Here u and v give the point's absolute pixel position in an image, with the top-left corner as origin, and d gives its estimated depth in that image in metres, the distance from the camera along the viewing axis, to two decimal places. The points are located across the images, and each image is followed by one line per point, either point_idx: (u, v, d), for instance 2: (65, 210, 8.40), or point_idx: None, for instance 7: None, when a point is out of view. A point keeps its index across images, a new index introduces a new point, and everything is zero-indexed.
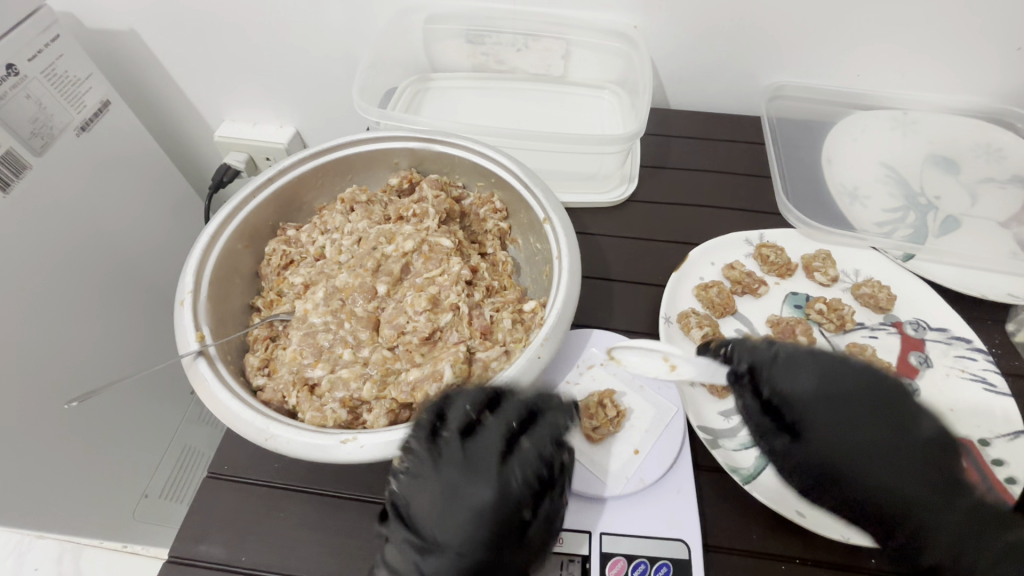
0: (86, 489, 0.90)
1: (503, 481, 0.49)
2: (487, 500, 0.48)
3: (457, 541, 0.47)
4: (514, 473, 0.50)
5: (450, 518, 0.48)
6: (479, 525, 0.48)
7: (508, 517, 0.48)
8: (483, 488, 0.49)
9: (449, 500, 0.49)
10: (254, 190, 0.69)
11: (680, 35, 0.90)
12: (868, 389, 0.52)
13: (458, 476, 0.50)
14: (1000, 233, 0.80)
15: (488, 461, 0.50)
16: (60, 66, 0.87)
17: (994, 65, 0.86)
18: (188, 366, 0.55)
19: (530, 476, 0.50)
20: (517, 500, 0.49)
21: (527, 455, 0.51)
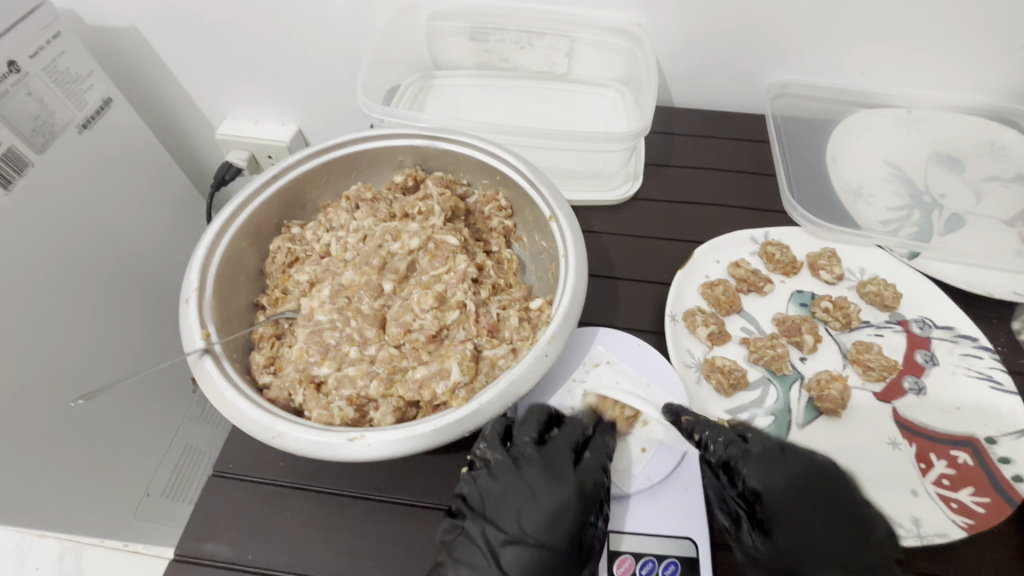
0: (88, 488, 0.90)
1: (582, 480, 0.55)
2: (565, 498, 0.53)
3: (538, 536, 0.52)
4: (588, 475, 0.55)
5: (529, 515, 0.53)
6: (561, 521, 0.52)
7: (585, 515, 0.53)
8: (561, 486, 0.54)
9: (527, 499, 0.54)
10: (259, 187, 0.68)
11: (685, 34, 0.90)
12: (829, 479, 0.54)
13: (537, 476, 0.55)
14: (1005, 232, 0.80)
15: (563, 465, 0.56)
16: (62, 62, 0.86)
17: (999, 63, 0.86)
18: (194, 364, 0.55)
19: (602, 478, 0.55)
20: (592, 500, 0.54)
21: (596, 460, 0.57)
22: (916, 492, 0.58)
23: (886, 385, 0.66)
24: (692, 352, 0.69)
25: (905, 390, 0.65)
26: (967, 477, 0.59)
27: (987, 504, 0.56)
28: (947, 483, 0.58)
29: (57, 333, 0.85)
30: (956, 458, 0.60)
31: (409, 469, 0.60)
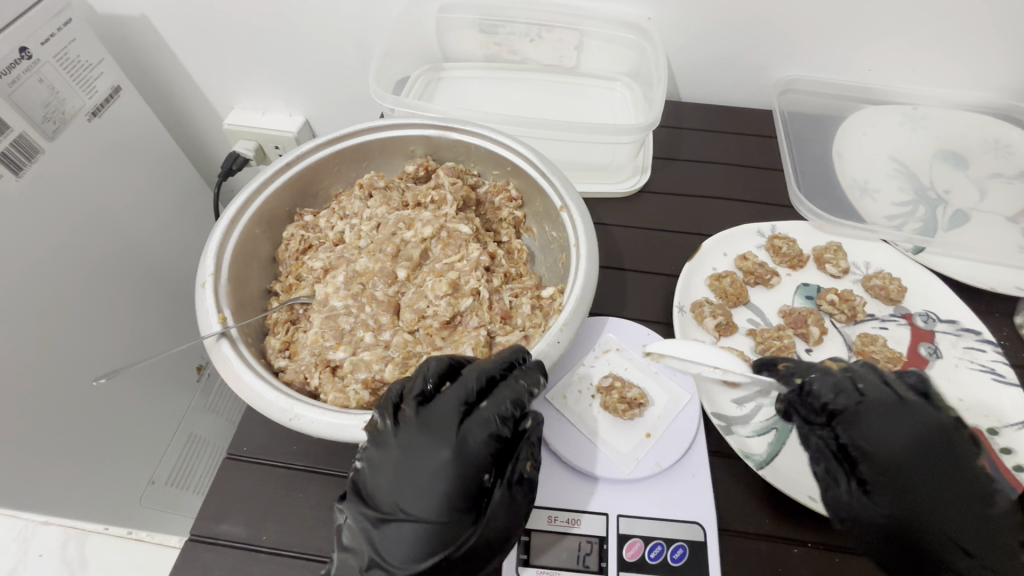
0: (96, 473, 0.91)
1: (458, 440, 0.49)
2: (442, 462, 0.48)
3: (414, 512, 0.46)
4: (471, 432, 0.50)
5: (406, 487, 0.47)
6: (437, 489, 0.47)
7: (468, 478, 0.48)
8: (436, 449, 0.48)
9: (404, 469, 0.48)
10: (273, 174, 0.69)
11: (693, 29, 0.91)
12: (932, 446, 0.51)
13: (414, 439, 0.49)
14: (1008, 228, 0.81)
15: (445, 423, 0.50)
16: (72, 50, 0.86)
17: (1004, 60, 0.87)
18: (211, 347, 0.56)
19: (490, 432, 0.50)
20: (474, 461, 0.48)
21: (484, 414, 0.50)
22: None
23: None
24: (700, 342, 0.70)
25: None
26: None
27: None
28: None
29: (64, 318, 0.85)
30: None
31: None
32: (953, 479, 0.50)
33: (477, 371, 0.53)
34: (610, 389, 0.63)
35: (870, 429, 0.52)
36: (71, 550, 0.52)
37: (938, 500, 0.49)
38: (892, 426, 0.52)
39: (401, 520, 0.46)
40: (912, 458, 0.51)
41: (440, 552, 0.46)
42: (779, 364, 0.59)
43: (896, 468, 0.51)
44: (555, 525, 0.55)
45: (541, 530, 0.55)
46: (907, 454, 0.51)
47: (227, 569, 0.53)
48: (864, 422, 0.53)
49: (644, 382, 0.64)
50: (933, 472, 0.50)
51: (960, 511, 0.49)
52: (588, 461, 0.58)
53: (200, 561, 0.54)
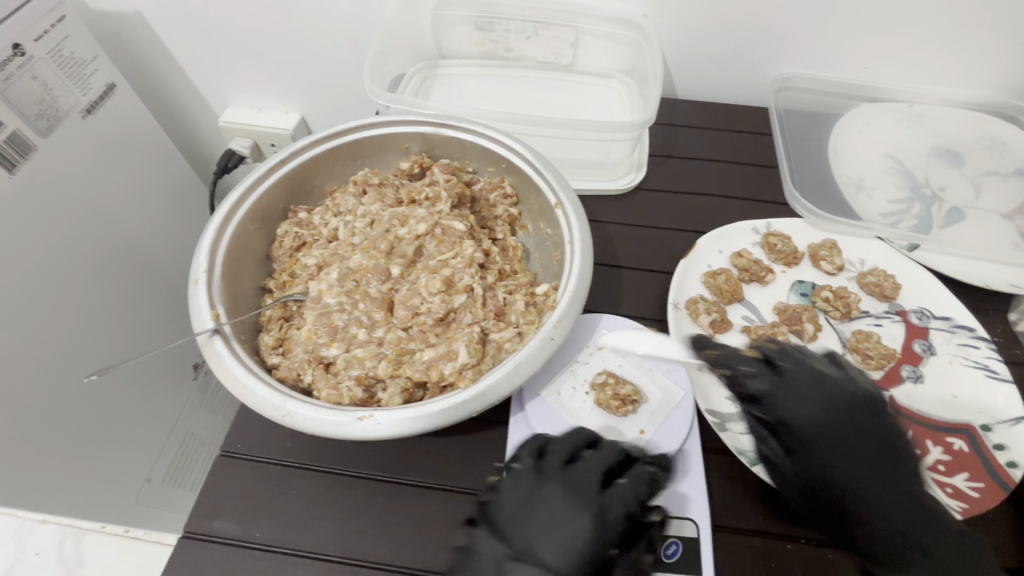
0: (92, 470, 0.91)
1: (603, 508, 0.51)
2: (586, 525, 0.49)
3: (549, 562, 0.47)
4: (615, 502, 0.51)
5: (544, 539, 0.48)
6: (576, 548, 0.48)
7: (604, 549, 0.49)
8: (584, 512, 0.50)
9: (550, 522, 0.49)
10: (266, 171, 0.69)
11: (689, 27, 0.91)
12: (845, 415, 0.53)
13: (565, 501, 0.51)
14: (1003, 225, 0.81)
15: (590, 486, 0.52)
16: (66, 47, 0.86)
17: (1000, 58, 0.87)
18: (204, 344, 0.55)
19: (628, 510, 0.51)
20: (612, 531, 0.50)
21: (629, 489, 0.52)
22: None
23: (885, 372, 0.67)
24: (694, 339, 0.70)
25: (903, 377, 0.67)
26: (962, 461, 0.59)
27: (981, 489, 0.57)
28: (943, 468, 0.59)
29: (58, 315, 0.85)
30: (952, 445, 0.60)
31: (415, 450, 0.60)
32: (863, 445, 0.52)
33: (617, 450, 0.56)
34: (602, 387, 0.63)
35: (790, 403, 0.54)
36: (68, 548, 0.52)
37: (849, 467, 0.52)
38: (807, 400, 0.54)
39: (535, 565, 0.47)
40: (831, 440, 0.53)
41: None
42: (707, 350, 0.58)
43: (817, 450, 0.53)
44: None
45: None
46: (828, 437, 0.53)
47: (220, 566, 0.53)
48: (783, 398, 0.55)
49: (632, 377, 0.65)
50: (846, 439, 0.53)
51: (869, 474, 0.51)
52: None
53: (193, 558, 0.54)
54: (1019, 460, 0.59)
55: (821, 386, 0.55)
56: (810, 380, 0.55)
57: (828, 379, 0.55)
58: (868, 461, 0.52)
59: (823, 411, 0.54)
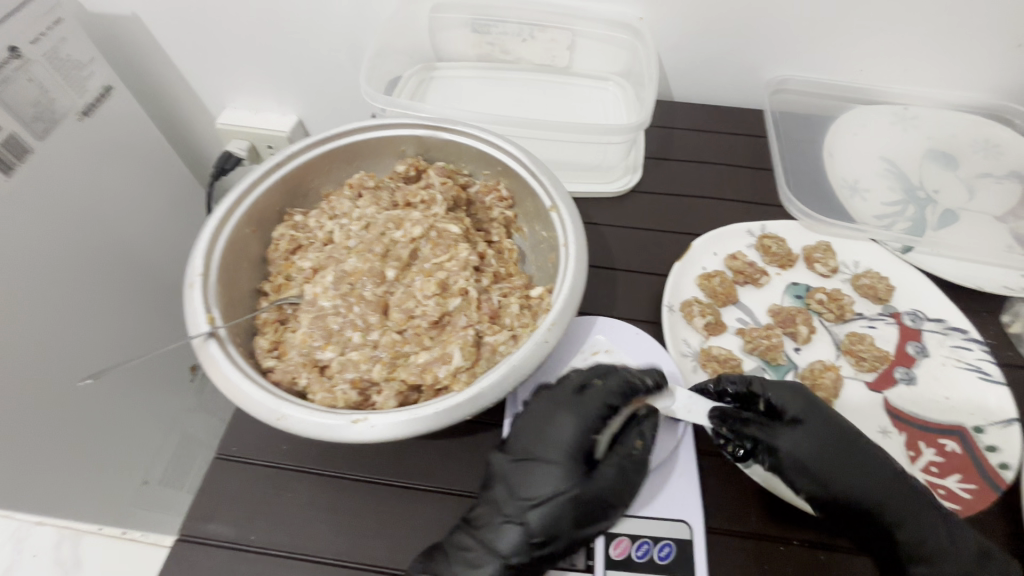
0: (90, 472, 0.91)
1: (580, 405, 0.57)
2: (568, 422, 0.56)
3: (545, 457, 0.55)
4: (590, 400, 0.57)
5: (535, 440, 0.56)
6: (563, 443, 0.56)
7: (586, 435, 0.56)
8: (563, 412, 0.57)
9: (539, 423, 0.57)
10: (262, 174, 0.69)
11: (685, 30, 0.91)
12: (814, 415, 0.57)
13: (545, 404, 0.58)
14: (997, 227, 0.81)
15: (569, 396, 0.58)
16: (62, 49, 0.86)
17: (994, 60, 0.87)
18: (199, 347, 0.55)
19: (605, 407, 0.57)
20: (592, 423, 0.57)
21: (603, 386, 0.58)
22: None
23: (878, 374, 0.68)
24: (689, 342, 0.70)
25: (896, 379, 0.67)
26: (956, 464, 0.60)
27: (973, 490, 0.58)
28: (935, 470, 0.60)
29: (56, 317, 0.85)
30: (944, 446, 0.61)
31: (410, 453, 0.61)
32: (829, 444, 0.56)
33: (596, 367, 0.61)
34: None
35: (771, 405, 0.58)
36: (65, 550, 0.52)
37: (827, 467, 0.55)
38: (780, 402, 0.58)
39: (533, 463, 0.55)
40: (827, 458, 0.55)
41: (562, 494, 0.53)
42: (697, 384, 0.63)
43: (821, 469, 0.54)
44: None
45: None
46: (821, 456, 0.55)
47: (216, 569, 0.54)
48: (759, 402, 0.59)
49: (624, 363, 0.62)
50: (820, 437, 0.56)
51: (844, 472, 0.54)
52: None
53: (189, 561, 0.54)
54: (1011, 462, 0.59)
55: (790, 391, 0.59)
56: (779, 388, 0.59)
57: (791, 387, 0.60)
58: (843, 462, 0.55)
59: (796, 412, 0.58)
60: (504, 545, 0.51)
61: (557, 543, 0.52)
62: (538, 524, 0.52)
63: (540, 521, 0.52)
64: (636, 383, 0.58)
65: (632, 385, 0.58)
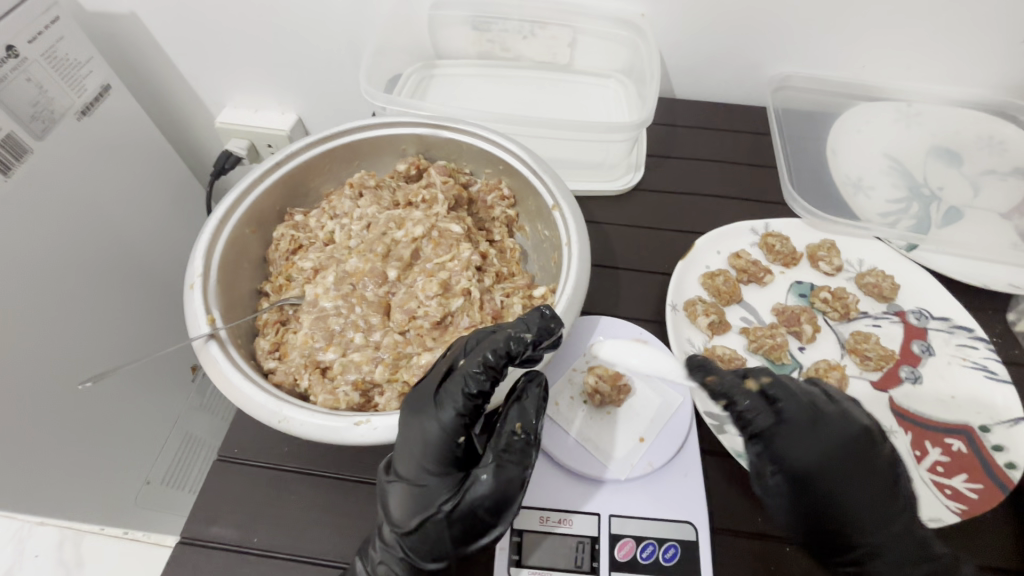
0: (92, 473, 0.91)
1: (434, 407, 0.50)
2: (426, 435, 0.50)
3: (408, 476, 0.50)
4: (449, 395, 0.51)
5: (401, 458, 0.51)
6: (427, 457, 0.50)
7: (451, 439, 0.50)
8: (418, 420, 0.50)
9: (398, 437, 0.50)
10: (262, 174, 0.68)
11: (687, 27, 0.90)
12: (846, 447, 0.52)
13: (403, 412, 0.51)
14: (1002, 225, 0.81)
15: (423, 398, 0.51)
16: (60, 48, 0.86)
17: (1000, 57, 0.86)
18: (200, 349, 0.55)
19: (457, 407, 0.50)
20: (452, 426, 0.50)
21: (461, 374, 0.51)
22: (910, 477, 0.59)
23: (883, 373, 0.67)
24: (693, 341, 0.70)
25: (901, 379, 0.67)
26: (961, 463, 0.59)
27: (980, 489, 0.57)
28: (942, 469, 0.59)
29: (58, 318, 0.85)
30: (951, 446, 0.61)
31: None
32: (855, 474, 0.51)
33: (465, 343, 0.54)
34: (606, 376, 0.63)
35: (793, 436, 0.52)
36: (68, 551, 0.51)
37: (841, 497, 0.51)
38: (811, 435, 0.52)
39: (399, 485, 0.51)
40: (827, 463, 0.51)
41: (435, 516, 0.49)
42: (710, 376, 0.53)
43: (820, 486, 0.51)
44: (547, 526, 0.55)
45: (533, 531, 0.55)
46: (822, 460, 0.51)
47: (218, 572, 0.53)
48: (792, 432, 0.52)
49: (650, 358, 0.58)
50: (845, 469, 0.51)
51: (866, 502, 0.51)
52: (579, 462, 0.58)
53: (192, 564, 0.54)
54: (1017, 461, 0.59)
55: (820, 417, 0.52)
56: (810, 412, 0.53)
57: (825, 406, 0.54)
58: (865, 491, 0.51)
59: (821, 442, 0.52)
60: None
61: (443, 559, 0.50)
62: (416, 547, 0.50)
63: (417, 546, 0.50)
64: (511, 350, 0.51)
65: (496, 355, 0.51)
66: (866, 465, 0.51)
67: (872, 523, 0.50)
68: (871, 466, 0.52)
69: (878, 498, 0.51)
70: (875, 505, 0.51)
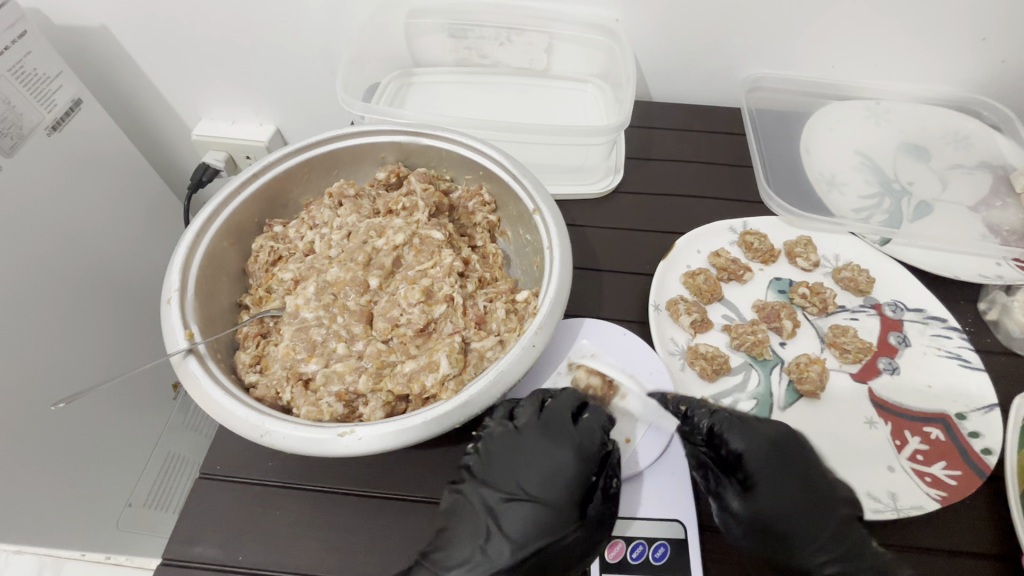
0: (74, 496, 0.89)
1: (580, 440, 0.56)
2: (562, 465, 0.55)
3: (537, 496, 0.54)
4: (589, 432, 0.57)
5: (532, 483, 0.55)
6: (563, 483, 0.55)
7: (584, 477, 0.55)
8: (557, 450, 0.56)
9: (534, 463, 0.56)
10: (239, 185, 0.68)
11: (661, 31, 0.92)
12: (782, 458, 0.58)
13: (544, 438, 0.57)
14: (970, 217, 0.83)
15: (560, 426, 0.58)
16: (28, 63, 0.84)
17: (960, 56, 0.89)
18: (178, 365, 0.54)
19: (597, 441, 0.57)
20: (590, 464, 0.56)
21: (594, 420, 0.58)
22: (893, 467, 0.60)
23: (863, 365, 0.68)
24: (676, 340, 0.70)
25: (880, 370, 0.68)
26: (940, 451, 0.61)
27: (959, 476, 0.58)
28: (921, 457, 0.60)
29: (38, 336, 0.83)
30: (929, 434, 0.62)
31: (400, 465, 0.60)
32: (790, 484, 0.57)
33: (571, 392, 0.61)
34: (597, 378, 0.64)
35: (732, 447, 0.58)
36: None
37: (778, 506, 0.56)
38: (747, 446, 0.58)
39: (522, 507, 0.54)
40: (763, 468, 0.57)
41: (559, 542, 0.52)
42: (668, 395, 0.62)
43: (758, 498, 0.56)
44: None
45: None
46: (757, 467, 0.57)
47: None
48: (727, 445, 0.59)
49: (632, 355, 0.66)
50: (782, 478, 0.57)
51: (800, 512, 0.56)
52: None
53: None
54: (994, 446, 0.60)
55: (755, 431, 0.59)
56: (747, 426, 0.59)
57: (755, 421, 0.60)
58: (800, 500, 0.56)
59: (757, 451, 0.58)
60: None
61: None
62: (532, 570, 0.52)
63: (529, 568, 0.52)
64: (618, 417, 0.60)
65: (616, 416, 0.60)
66: (795, 474, 0.57)
67: (811, 532, 0.55)
68: (802, 478, 0.57)
69: (817, 507, 0.56)
70: (814, 514, 0.55)
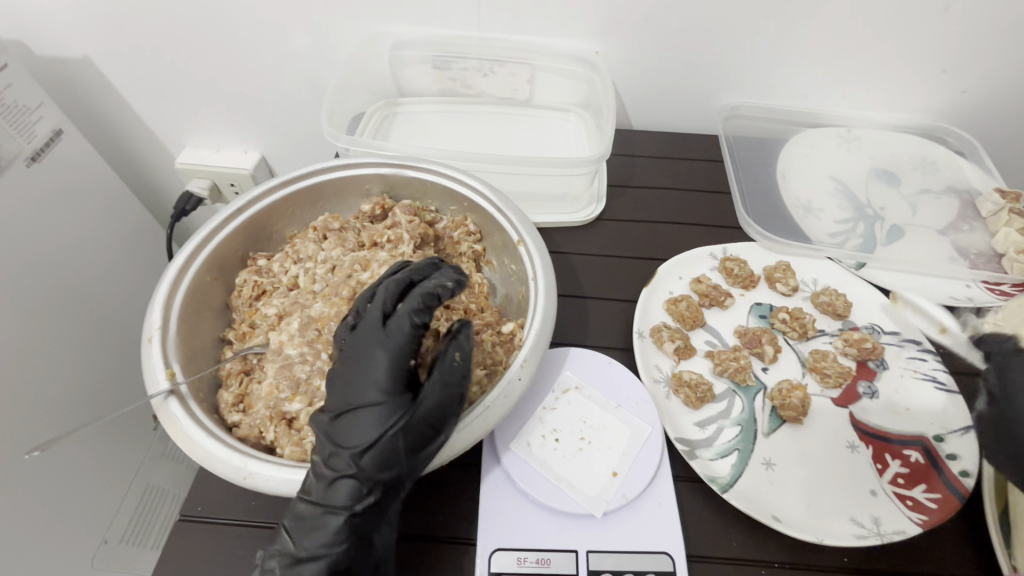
0: (49, 537, 0.84)
1: (387, 338, 0.53)
2: (380, 358, 0.53)
3: (359, 405, 0.52)
4: (397, 327, 0.54)
5: (355, 385, 0.52)
6: (380, 382, 0.52)
7: (406, 362, 0.53)
8: (370, 351, 0.53)
9: (356, 365, 0.53)
10: (222, 221, 0.68)
11: (640, 63, 0.95)
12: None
13: (358, 345, 0.54)
14: (940, 241, 0.86)
15: (371, 332, 0.54)
16: (7, 94, 0.84)
17: (924, 86, 0.94)
18: (159, 407, 0.53)
19: (407, 334, 0.53)
20: (406, 348, 0.53)
21: (399, 310, 0.55)
22: (875, 492, 0.61)
23: (843, 390, 0.70)
24: (661, 367, 0.71)
25: (860, 394, 0.69)
26: (920, 474, 0.62)
27: (939, 499, 0.59)
28: (903, 481, 0.61)
29: (20, 373, 0.82)
30: (909, 457, 0.63)
31: None
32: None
33: (390, 284, 0.57)
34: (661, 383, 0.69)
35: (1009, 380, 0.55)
36: None
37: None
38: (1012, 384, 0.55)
39: (353, 411, 0.52)
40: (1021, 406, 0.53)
41: (390, 429, 0.50)
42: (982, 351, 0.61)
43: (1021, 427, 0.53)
44: (526, 567, 0.54)
45: (511, 574, 0.54)
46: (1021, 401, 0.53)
47: None
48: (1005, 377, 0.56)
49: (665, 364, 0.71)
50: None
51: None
52: (554, 499, 0.57)
53: None
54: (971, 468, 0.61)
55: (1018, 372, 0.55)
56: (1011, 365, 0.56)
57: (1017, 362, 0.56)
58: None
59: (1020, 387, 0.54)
60: (341, 499, 0.49)
61: (393, 478, 0.50)
62: (376, 466, 0.49)
63: (371, 464, 0.49)
64: (442, 293, 0.55)
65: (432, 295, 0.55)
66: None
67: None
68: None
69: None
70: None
